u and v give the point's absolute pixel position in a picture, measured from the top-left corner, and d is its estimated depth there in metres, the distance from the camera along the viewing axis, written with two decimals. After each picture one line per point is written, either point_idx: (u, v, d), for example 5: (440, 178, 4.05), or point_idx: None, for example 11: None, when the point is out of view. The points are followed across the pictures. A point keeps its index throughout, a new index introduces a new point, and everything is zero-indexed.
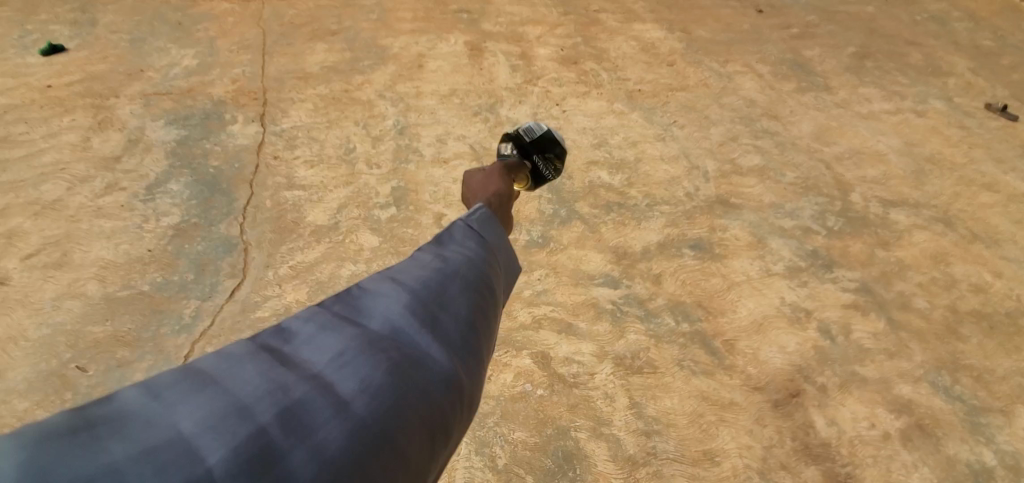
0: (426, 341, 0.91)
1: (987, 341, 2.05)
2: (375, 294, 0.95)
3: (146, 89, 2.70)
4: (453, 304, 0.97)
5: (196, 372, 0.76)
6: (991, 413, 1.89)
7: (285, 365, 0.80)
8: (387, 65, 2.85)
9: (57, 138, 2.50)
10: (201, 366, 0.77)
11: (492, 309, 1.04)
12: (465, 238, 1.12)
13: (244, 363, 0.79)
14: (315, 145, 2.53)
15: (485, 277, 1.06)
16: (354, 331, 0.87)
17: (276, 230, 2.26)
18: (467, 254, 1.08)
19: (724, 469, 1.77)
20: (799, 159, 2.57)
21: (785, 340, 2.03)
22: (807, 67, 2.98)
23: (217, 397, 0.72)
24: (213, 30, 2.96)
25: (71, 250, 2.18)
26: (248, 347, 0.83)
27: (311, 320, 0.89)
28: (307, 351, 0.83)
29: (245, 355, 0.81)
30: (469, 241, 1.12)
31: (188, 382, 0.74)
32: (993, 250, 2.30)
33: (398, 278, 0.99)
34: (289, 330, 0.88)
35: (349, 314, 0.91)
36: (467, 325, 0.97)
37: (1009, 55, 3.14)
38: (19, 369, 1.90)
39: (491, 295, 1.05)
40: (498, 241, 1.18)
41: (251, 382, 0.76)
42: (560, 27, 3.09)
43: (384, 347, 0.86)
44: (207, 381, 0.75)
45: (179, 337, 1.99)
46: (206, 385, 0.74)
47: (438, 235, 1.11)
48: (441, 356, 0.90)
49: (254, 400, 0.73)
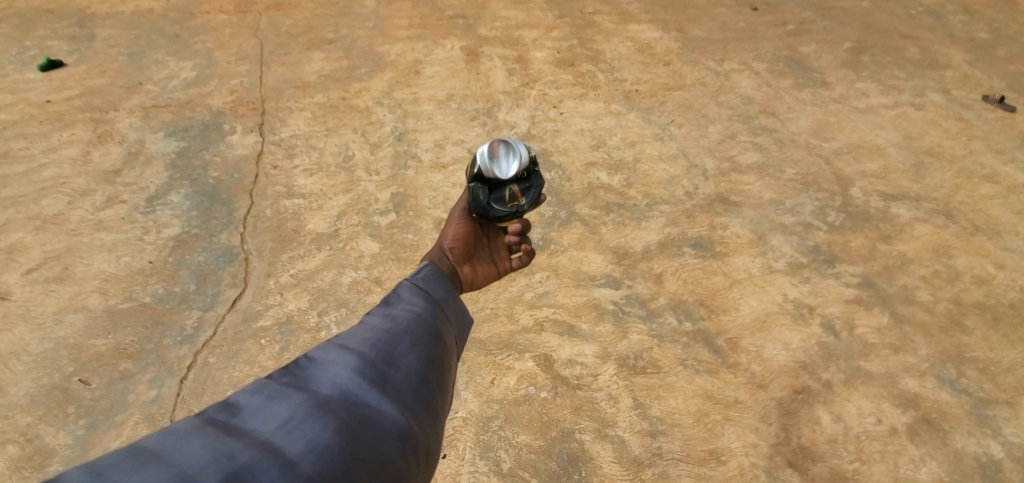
0: (376, 399, 0.91)
1: (991, 333, 2.04)
2: (321, 363, 0.95)
3: (145, 102, 2.71)
4: (401, 361, 1.00)
5: (141, 450, 0.72)
6: (997, 405, 1.88)
7: (232, 435, 0.78)
8: (384, 73, 2.86)
9: (57, 153, 2.51)
10: (145, 445, 0.74)
11: (443, 364, 1.07)
12: (412, 297, 1.17)
13: (189, 436, 0.75)
14: (313, 153, 2.53)
15: (433, 332, 1.10)
16: (301, 396, 0.86)
17: (277, 238, 2.26)
18: (413, 313, 1.11)
19: (730, 468, 1.75)
20: (798, 155, 2.57)
21: (788, 336, 2.02)
22: (804, 64, 2.98)
23: (161, 470, 0.69)
24: (211, 42, 2.97)
25: (72, 264, 2.18)
26: (194, 422, 0.79)
27: (259, 392, 0.87)
28: (255, 422, 0.82)
29: (190, 429, 0.77)
30: (416, 300, 1.16)
31: (133, 460, 0.70)
32: (995, 242, 2.29)
33: (344, 343, 1.00)
34: (235, 404, 0.85)
35: (296, 382, 0.90)
36: (416, 380, 0.99)
37: (1005, 46, 3.14)
38: (22, 384, 1.90)
39: (441, 348, 1.08)
40: (445, 297, 1.23)
41: (197, 452, 0.72)
42: (556, 30, 3.10)
43: (334, 408, 0.86)
44: (151, 457, 0.71)
45: (182, 348, 1.99)
46: (150, 461, 0.70)
47: (385, 298, 1.16)
48: (390, 411, 0.90)
49: (200, 468, 0.70)
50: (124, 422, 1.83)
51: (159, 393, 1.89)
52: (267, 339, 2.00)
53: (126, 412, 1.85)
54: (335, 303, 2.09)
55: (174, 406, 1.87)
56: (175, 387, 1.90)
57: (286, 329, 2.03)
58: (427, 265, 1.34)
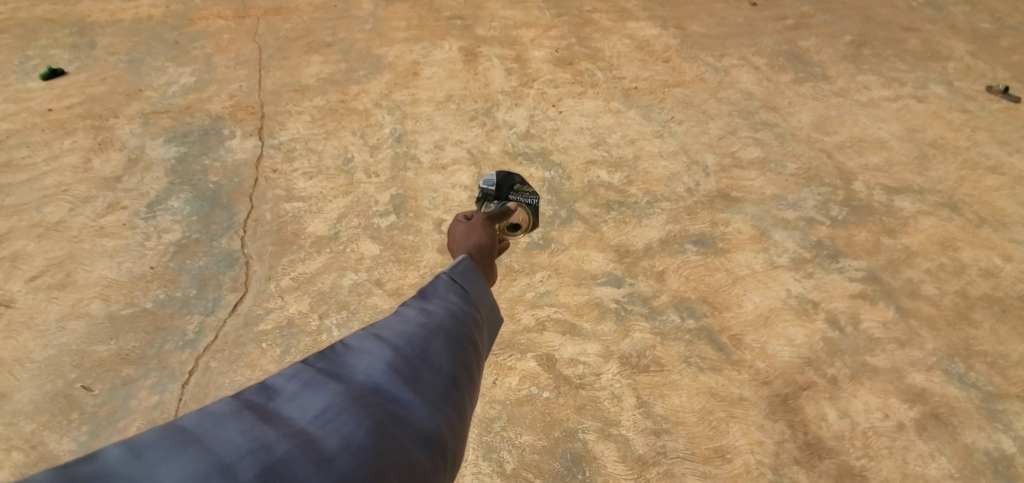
0: (409, 398, 0.89)
1: (1000, 326, 2.02)
2: (356, 351, 0.94)
3: (145, 108, 2.71)
4: (435, 358, 0.97)
5: (180, 430, 0.72)
6: (1007, 399, 1.86)
7: (268, 423, 0.77)
8: (382, 75, 2.86)
9: (58, 161, 2.52)
10: (185, 424, 0.74)
11: (475, 364, 1.05)
12: (448, 291, 1.14)
13: (227, 421, 0.75)
14: (313, 156, 2.53)
15: (467, 331, 1.07)
16: (337, 387, 0.85)
17: (277, 242, 2.26)
18: (449, 307, 1.09)
19: (736, 466, 1.74)
20: (800, 150, 2.55)
21: (792, 332, 2.00)
22: (803, 58, 2.96)
23: (200, 455, 0.68)
24: (209, 47, 2.98)
25: (74, 271, 2.18)
26: (233, 405, 0.79)
27: (296, 377, 0.87)
28: (290, 409, 0.81)
29: (229, 413, 0.77)
30: (451, 294, 1.14)
31: (172, 440, 0.70)
32: (1002, 233, 2.27)
33: (381, 334, 0.98)
34: (272, 387, 0.85)
35: (332, 370, 0.89)
36: (448, 379, 0.96)
37: (1008, 36, 3.11)
38: (25, 391, 1.90)
39: (473, 348, 1.06)
40: (479, 293, 1.20)
41: (235, 440, 0.72)
42: (553, 29, 3.09)
43: (367, 405, 0.84)
44: (190, 439, 0.70)
45: (184, 352, 1.99)
46: (189, 444, 0.70)
47: (421, 289, 1.13)
48: (422, 411, 0.88)
49: (237, 458, 0.69)
50: (127, 428, 1.83)
51: (161, 398, 1.89)
52: (269, 343, 2.00)
53: (129, 418, 1.85)
54: (336, 306, 2.09)
55: (177, 411, 1.86)
56: (178, 392, 1.90)
57: (287, 333, 2.02)
58: (463, 258, 1.30)
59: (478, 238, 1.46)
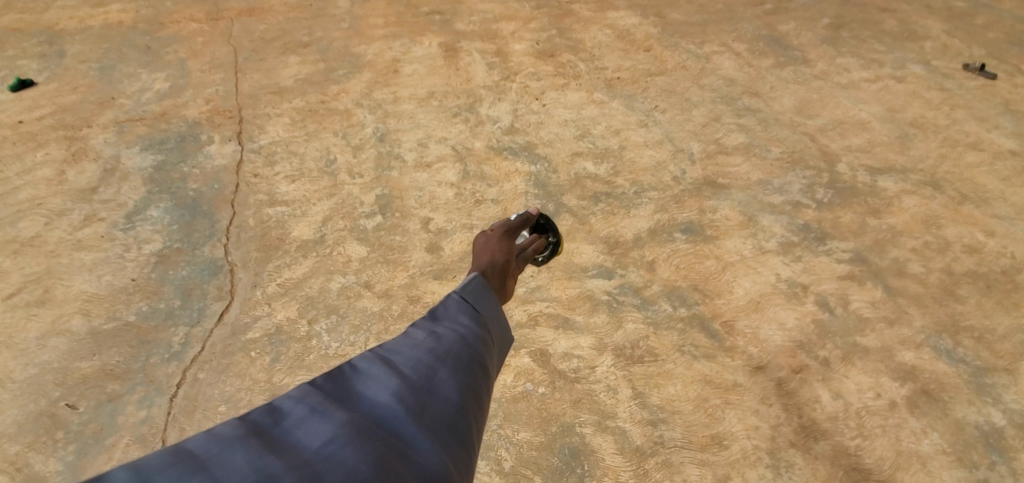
0: (414, 429, 0.87)
1: (985, 300, 2.05)
2: (365, 376, 0.93)
3: (119, 116, 2.64)
4: (443, 387, 0.95)
5: (187, 457, 0.72)
6: (995, 372, 1.89)
7: (274, 453, 0.76)
8: (362, 73, 2.81)
9: (31, 174, 2.44)
10: (193, 450, 0.74)
11: (483, 390, 1.01)
12: (459, 313, 1.13)
13: (234, 448, 0.74)
14: (295, 159, 2.48)
15: (476, 356, 1.04)
16: (344, 416, 0.84)
17: (261, 248, 2.22)
18: (458, 331, 1.07)
19: (733, 452, 1.75)
20: (783, 134, 2.56)
21: (783, 316, 2.01)
22: (783, 42, 2.97)
23: None
24: (183, 52, 2.91)
25: (52, 286, 2.12)
26: (241, 429, 0.79)
27: (303, 402, 0.86)
28: (296, 437, 0.80)
29: (234, 438, 0.77)
30: (462, 316, 1.12)
31: (179, 469, 0.69)
32: (983, 210, 2.30)
33: (389, 357, 0.97)
34: (280, 411, 0.85)
35: (341, 397, 0.88)
36: (455, 408, 0.93)
37: (982, 14, 3.15)
38: (6, 413, 1.84)
39: (481, 374, 1.03)
40: (491, 314, 1.18)
41: (238, 470, 0.71)
42: (533, 22, 3.06)
43: (372, 436, 0.82)
44: (196, 468, 0.70)
45: (170, 365, 1.95)
46: (195, 474, 0.69)
47: (432, 309, 1.12)
48: (426, 444, 0.86)
49: None
50: (114, 445, 1.78)
51: (149, 413, 1.85)
52: (257, 351, 1.96)
53: (115, 435, 1.81)
54: (325, 311, 2.05)
55: (166, 426, 1.82)
56: (165, 406, 1.86)
57: (276, 340, 1.99)
58: (476, 276, 1.29)
59: (492, 256, 1.49)
